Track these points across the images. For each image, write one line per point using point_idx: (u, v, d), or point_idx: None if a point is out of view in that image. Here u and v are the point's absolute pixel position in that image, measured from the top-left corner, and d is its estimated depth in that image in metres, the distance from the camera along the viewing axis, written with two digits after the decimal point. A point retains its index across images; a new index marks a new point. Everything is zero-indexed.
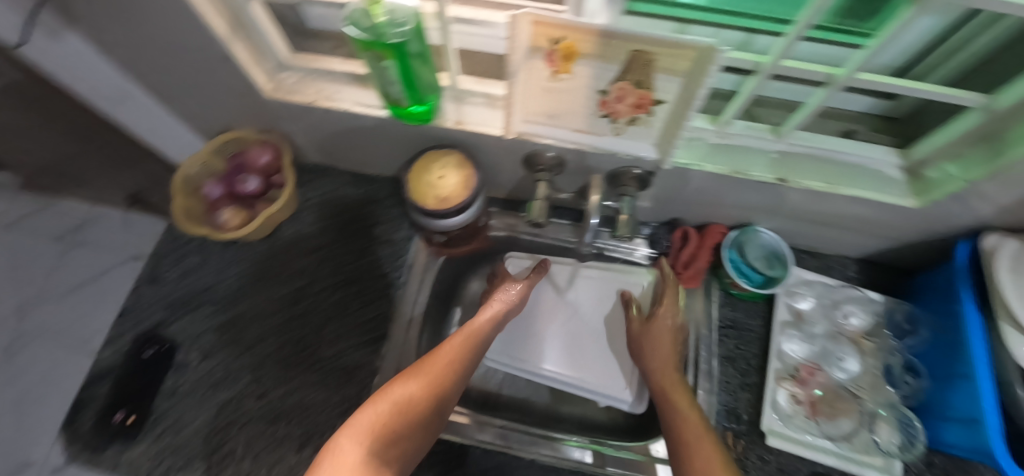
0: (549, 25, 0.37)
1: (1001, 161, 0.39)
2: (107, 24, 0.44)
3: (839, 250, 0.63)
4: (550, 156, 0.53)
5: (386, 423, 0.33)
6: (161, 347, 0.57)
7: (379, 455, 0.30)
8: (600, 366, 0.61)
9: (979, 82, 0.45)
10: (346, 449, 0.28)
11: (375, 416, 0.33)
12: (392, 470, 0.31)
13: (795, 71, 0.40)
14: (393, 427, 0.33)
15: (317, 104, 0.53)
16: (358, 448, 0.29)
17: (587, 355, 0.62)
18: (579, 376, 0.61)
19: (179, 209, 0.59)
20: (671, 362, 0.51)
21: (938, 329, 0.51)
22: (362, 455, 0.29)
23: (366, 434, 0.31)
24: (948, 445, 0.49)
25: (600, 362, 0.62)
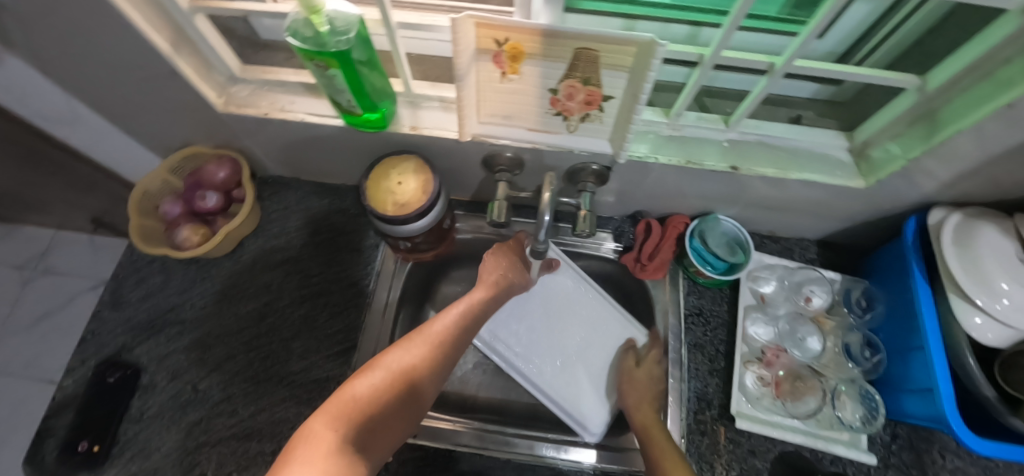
0: (493, 26, 0.38)
1: (938, 138, 0.40)
2: (42, 45, 0.43)
3: (798, 233, 0.65)
4: (508, 156, 0.54)
5: (365, 404, 0.33)
6: (125, 372, 0.55)
7: (354, 440, 0.29)
8: (568, 384, 0.62)
9: (913, 64, 0.47)
10: (319, 433, 0.28)
11: (351, 398, 0.33)
12: (370, 452, 0.31)
13: (737, 61, 0.41)
14: (373, 409, 0.33)
15: (270, 116, 0.52)
16: (333, 432, 0.28)
17: (572, 371, 0.63)
18: (545, 387, 0.62)
19: (135, 230, 0.58)
20: (647, 400, 0.54)
21: (891, 304, 0.53)
22: (337, 438, 0.28)
23: (342, 417, 0.30)
24: (907, 415, 0.50)
25: (570, 382, 0.62)
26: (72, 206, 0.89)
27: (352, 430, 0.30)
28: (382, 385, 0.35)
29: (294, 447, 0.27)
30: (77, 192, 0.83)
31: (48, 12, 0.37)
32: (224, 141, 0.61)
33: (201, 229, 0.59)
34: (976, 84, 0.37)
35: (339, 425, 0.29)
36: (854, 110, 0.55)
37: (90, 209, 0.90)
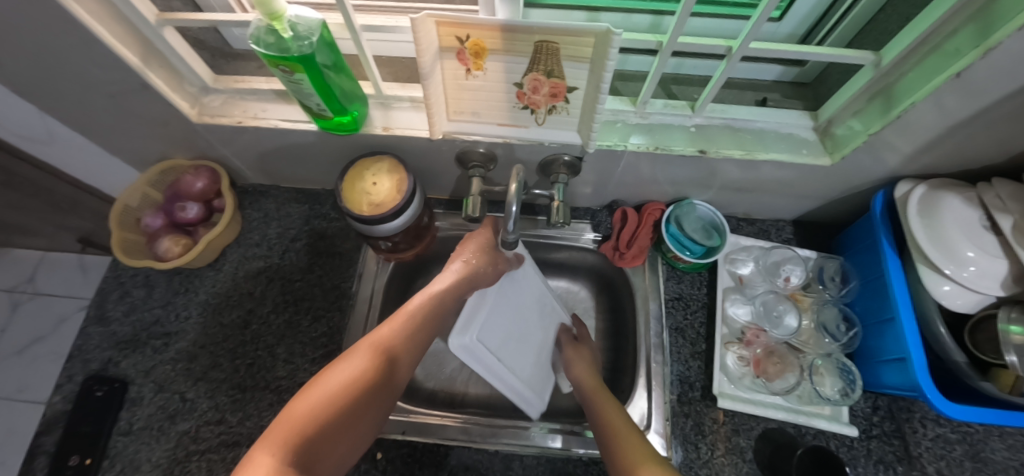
0: (454, 24, 0.39)
1: (895, 112, 0.41)
2: (12, 64, 0.44)
3: (772, 214, 0.66)
4: (481, 152, 0.55)
5: (320, 412, 0.31)
6: (112, 385, 0.55)
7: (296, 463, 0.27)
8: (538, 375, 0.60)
9: (868, 41, 0.49)
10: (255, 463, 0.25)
11: (306, 410, 0.31)
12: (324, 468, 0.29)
13: (694, 46, 0.42)
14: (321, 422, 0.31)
15: (244, 124, 0.53)
16: (269, 460, 0.26)
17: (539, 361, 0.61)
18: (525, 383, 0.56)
19: (117, 244, 0.58)
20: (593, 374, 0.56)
21: (865, 278, 0.55)
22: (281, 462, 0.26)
23: (285, 439, 0.28)
24: (884, 386, 0.51)
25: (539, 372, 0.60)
26: (58, 227, 0.89)
27: (295, 453, 0.27)
28: (333, 394, 0.33)
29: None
30: (61, 213, 0.83)
31: (14, 31, 0.38)
32: (201, 152, 0.61)
33: (182, 240, 0.59)
34: (926, 57, 0.38)
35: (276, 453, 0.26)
36: (818, 90, 0.56)
37: (75, 229, 0.91)
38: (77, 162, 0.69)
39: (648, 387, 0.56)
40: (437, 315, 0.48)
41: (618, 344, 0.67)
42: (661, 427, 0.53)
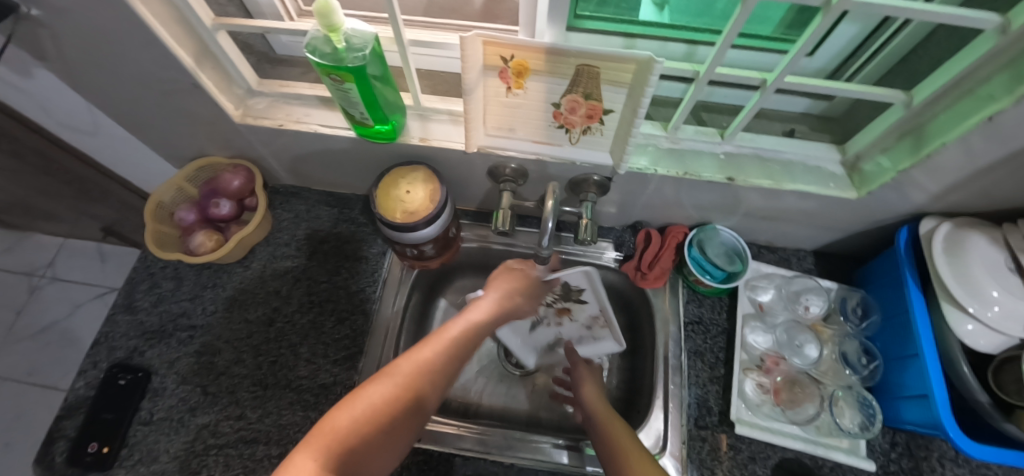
0: (500, 44, 0.41)
1: (925, 151, 0.42)
2: (74, 60, 0.46)
3: (795, 244, 0.66)
4: (513, 167, 0.56)
5: (356, 428, 0.32)
6: (136, 374, 0.56)
7: (341, 470, 0.29)
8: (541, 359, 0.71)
9: (898, 80, 0.50)
10: (299, 464, 0.28)
11: (345, 422, 0.32)
12: None
13: (730, 77, 0.44)
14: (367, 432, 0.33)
15: (285, 127, 0.54)
16: (313, 465, 0.28)
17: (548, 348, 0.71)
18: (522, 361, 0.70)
19: (152, 236, 0.60)
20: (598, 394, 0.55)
21: (888, 313, 0.55)
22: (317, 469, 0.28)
23: (326, 447, 0.30)
24: (904, 422, 0.51)
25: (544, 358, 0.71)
26: (83, 215, 0.91)
27: (338, 462, 0.29)
28: (373, 410, 0.34)
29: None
30: (89, 202, 0.85)
31: (81, 27, 0.40)
32: (238, 151, 0.63)
33: (215, 235, 0.60)
34: (959, 99, 0.39)
35: (322, 458, 0.29)
36: (845, 125, 0.57)
37: (100, 218, 0.92)
38: (115, 153, 0.71)
39: (664, 409, 0.56)
40: (485, 331, 0.51)
41: (634, 364, 0.68)
42: (676, 450, 0.54)
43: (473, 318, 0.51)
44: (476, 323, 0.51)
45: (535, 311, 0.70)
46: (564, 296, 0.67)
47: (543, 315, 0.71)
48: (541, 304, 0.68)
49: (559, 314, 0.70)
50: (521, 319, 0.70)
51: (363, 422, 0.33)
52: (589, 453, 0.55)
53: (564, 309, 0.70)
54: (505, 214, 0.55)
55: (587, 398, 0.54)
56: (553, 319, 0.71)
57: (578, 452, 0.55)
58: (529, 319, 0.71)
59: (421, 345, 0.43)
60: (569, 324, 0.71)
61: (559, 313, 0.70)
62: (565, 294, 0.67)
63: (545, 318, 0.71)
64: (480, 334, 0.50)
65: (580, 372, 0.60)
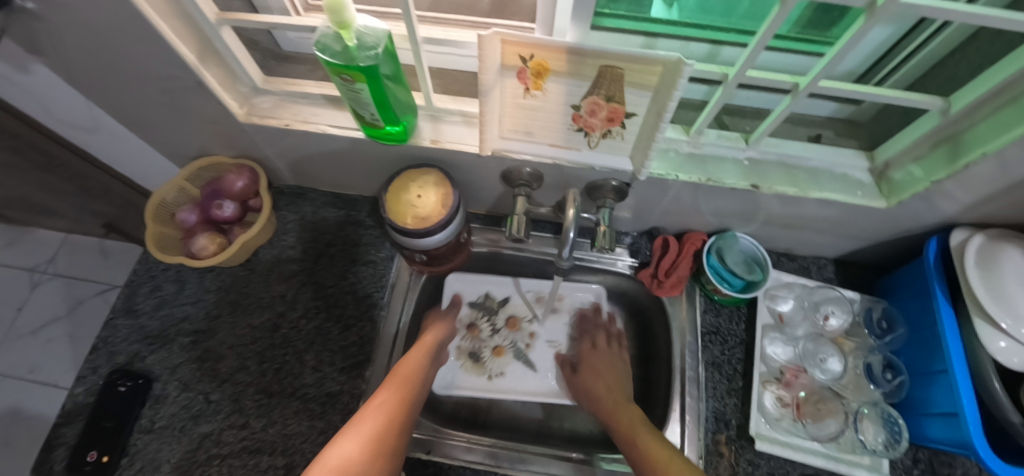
0: (520, 43, 0.38)
1: (961, 162, 0.40)
2: (71, 55, 0.44)
3: (816, 252, 0.65)
4: (528, 171, 0.54)
5: None
6: (137, 381, 0.54)
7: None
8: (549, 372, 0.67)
9: (932, 86, 0.47)
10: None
11: None
12: None
13: (759, 81, 0.42)
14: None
15: (291, 127, 0.52)
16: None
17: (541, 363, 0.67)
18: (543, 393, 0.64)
19: (152, 238, 0.58)
20: (619, 396, 0.55)
21: (913, 327, 0.53)
22: None
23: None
24: (930, 439, 0.50)
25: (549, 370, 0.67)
26: (85, 212, 0.89)
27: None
28: None
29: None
30: (91, 199, 0.83)
31: (77, 21, 0.37)
32: (242, 151, 0.61)
33: (217, 238, 0.59)
34: (1002, 107, 0.36)
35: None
36: (873, 131, 0.55)
37: (102, 215, 0.90)
38: (117, 151, 0.69)
39: (681, 422, 0.55)
40: (426, 374, 0.53)
41: (647, 374, 0.66)
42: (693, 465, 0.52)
43: (414, 361, 0.53)
44: (416, 367, 0.52)
45: (500, 348, 0.68)
46: (485, 309, 0.69)
47: (511, 345, 0.68)
48: (488, 337, 0.69)
49: (512, 327, 0.69)
50: (503, 366, 0.67)
51: None
52: (604, 465, 0.54)
53: (512, 321, 0.69)
54: (520, 218, 0.53)
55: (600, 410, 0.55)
56: (524, 338, 0.69)
57: (593, 465, 0.54)
58: (509, 359, 0.67)
59: (364, 410, 0.45)
60: (535, 326, 0.70)
61: (513, 329, 0.69)
62: (483, 307, 0.69)
63: (517, 345, 0.68)
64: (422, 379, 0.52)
65: (587, 354, 0.62)
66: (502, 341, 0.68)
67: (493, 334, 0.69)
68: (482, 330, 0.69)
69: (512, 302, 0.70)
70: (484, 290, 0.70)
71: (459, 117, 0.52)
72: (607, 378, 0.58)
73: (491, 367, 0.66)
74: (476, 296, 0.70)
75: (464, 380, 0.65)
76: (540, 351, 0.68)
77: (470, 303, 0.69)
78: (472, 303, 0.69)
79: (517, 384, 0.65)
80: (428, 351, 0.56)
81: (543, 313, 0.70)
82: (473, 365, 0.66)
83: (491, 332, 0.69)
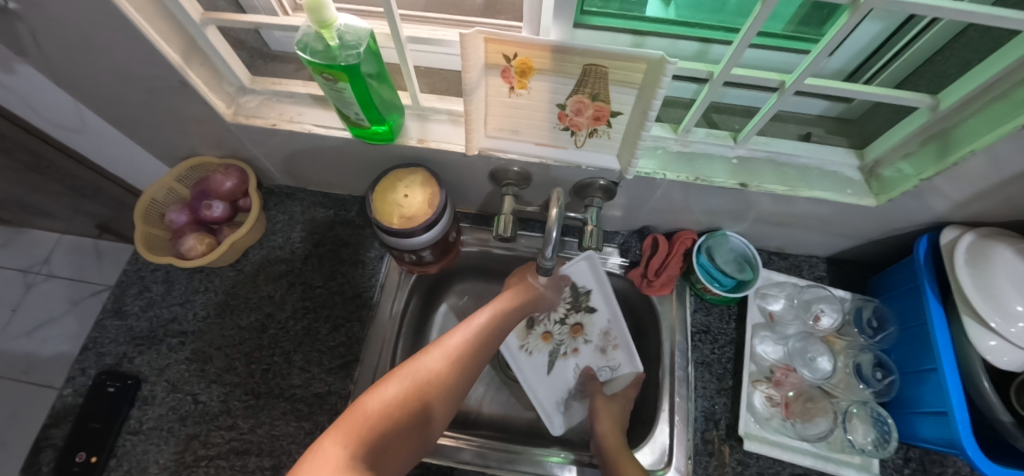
0: (503, 41, 0.38)
1: (950, 159, 0.39)
2: (55, 55, 0.43)
3: (807, 250, 0.64)
4: (515, 171, 0.54)
5: (382, 417, 0.32)
6: (125, 382, 0.54)
7: (366, 458, 0.28)
8: (558, 386, 0.64)
9: (922, 82, 0.47)
10: (329, 450, 0.27)
11: (372, 409, 0.32)
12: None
13: (746, 79, 0.41)
14: (384, 426, 0.32)
15: (278, 127, 0.52)
16: (344, 450, 0.28)
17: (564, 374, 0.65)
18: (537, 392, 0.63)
19: (140, 238, 0.58)
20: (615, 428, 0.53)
21: (904, 325, 0.53)
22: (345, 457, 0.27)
23: (354, 434, 0.29)
24: (921, 439, 0.49)
25: (558, 384, 0.65)
26: (79, 213, 0.89)
27: (365, 447, 0.29)
28: (396, 401, 0.34)
29: (304, 463, 0.26)
30: (83, 200, 0.83)
31: (59, 21, 0.37)
32: (231, 151, 0.61)
33: (206, 238, 0.58)
34: (991, 103, 0.36)
35: (348, 444, 0.28)
36: (863, 128, 0.54)
37: (95, 216, 0.90)
38: (107, 151, 0.69)
39: (671, 421, 0.55)
40: (508, 321, 0.51)
41: None
42: (682, 465, 0.52)
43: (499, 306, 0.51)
44: (500, 310, 0.50)
45: (549, 335, 0.68)
46: (573, 303, 0.67)
47: (559, 341, 0.67)
48: (553, 321, 0.68)
49: (573, 332, 0.67)
50: (538, 349, 0.67)
51: (386, 414, 0.33)
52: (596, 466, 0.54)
53: (577, 327, 0.67)
54: (508, 217, 0.53)
55: (601, 434, 0.52)
56: (570, 346, 0.67)
57: (584, 465, 0.54)
58: (546, 348, 0.67)
59: (446, 336, 0.44)
60: (584, 347, 0.66)
61: (572, 333, 0.68)
62: (575, 299, 0.67)
63: (561, 346, 0.67)
64: (504, 324, 0.49)
65: (597, 403, 0.58)
66: (556, 331, 0.68)
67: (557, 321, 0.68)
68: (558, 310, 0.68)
69: (594, 315, 0.66)
70: (590, 286, 0.66)
71: (446, 116, 0.52)
72: (610, 416, 0.56)
73: (530, 341, 0.67)
74: (581, 284, 0.66)
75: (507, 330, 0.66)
76: (564, 366, 0.66)
77: (571, 286, 0.66)
78: (574, 285, 0.66)
79: (529, 370, 0.65)
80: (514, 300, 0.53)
81: (597, 344, 0.66)
82: (524, 329, 0.67)
83: (558, 319, 0.68)
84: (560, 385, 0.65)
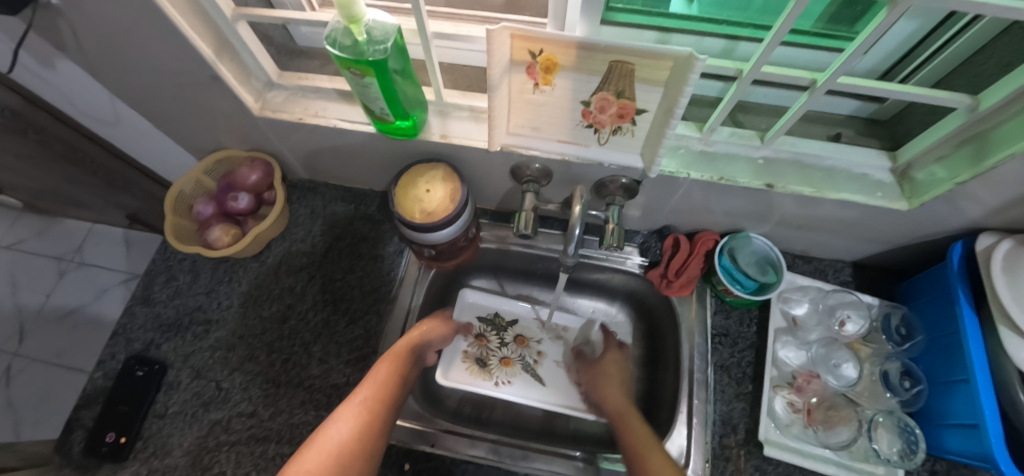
0: (528, 38, 0.38)
1: (987, 163, 0.37)
2: (93, 50, 0.45)
3: (832, 254, 0.63)
4: (536, 167, 0.54)
5: None
6: (152, 367, 0.56)
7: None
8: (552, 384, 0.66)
9: (960, 82, 0.45)
10: None
11: None
12: None
13: (776, 77, 0.40)
14: None
15: (303, 121, 0.53)
16: None
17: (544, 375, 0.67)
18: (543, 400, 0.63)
19: (169, 229, 0.59)
20: (619, 389, 0.58)
21: (934, 334, 0.51)
22: None
23: None
24: (949, 452, 0.48)
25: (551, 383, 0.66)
26: (109, 204, 0.91)
27: None
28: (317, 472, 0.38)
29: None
30: (114, 191, 0.86)
31: (97, 16, 0.38)
32: (256, 144, 0.62)
33: (232, 229, 0.60)
34: None
35: None
36: (896, 130, 0.53)
37: (124, 206, 0.93)
38: (138, 144, 0.71)
39: (688, 424, 0.54)
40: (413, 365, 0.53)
41: (655, 375, 0.66)
42: (699, 469, 0.51)
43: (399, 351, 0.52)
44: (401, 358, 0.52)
45: (508, 359, 0.68)
46: (495, 325, 0.71)
47: (520, 358, 0.69)
48: (496, 348, 0.69)
49: (521, 343, 0.70)
50: (512, 375, 0.67)
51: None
52: (607, 465, 0.53)
53: (519, 338, 0.71)
54: (528, 213, 0.53)
55: (607, 399, 0.56)
56: (531, 355, 0.70)
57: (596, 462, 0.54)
58: (517, 369, 0.68)
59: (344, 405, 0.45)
60: (543, 345, 0.70)
61: (520, 345, 0.70)
62: (493, 323, 0.71)
63: (525, 359, 0.69)
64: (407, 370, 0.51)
65: (591, 370, 0.62)
66: (509, 353, 0.69)
67: (501, 346, 0.70)
68: (490, 339, 0.70)
69: (521, 322, 0.72)
70: (492, 308, 0.72)
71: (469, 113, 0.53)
72: (612, 383, 0.59)
73: (496, 375, 0.66)
74: (485, 312, 0.72)
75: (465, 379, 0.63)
76: (547, 369, 0.68)
77: (479, 319, 0.71)
78: (482, 317, 0.71)
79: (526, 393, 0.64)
80: (416, 343, 0.55)
81: (549, 336, 0.71)
82: (480, 370, 0.65)
83: (499, 343, 0.70)
84: (559, 386, 0.67)
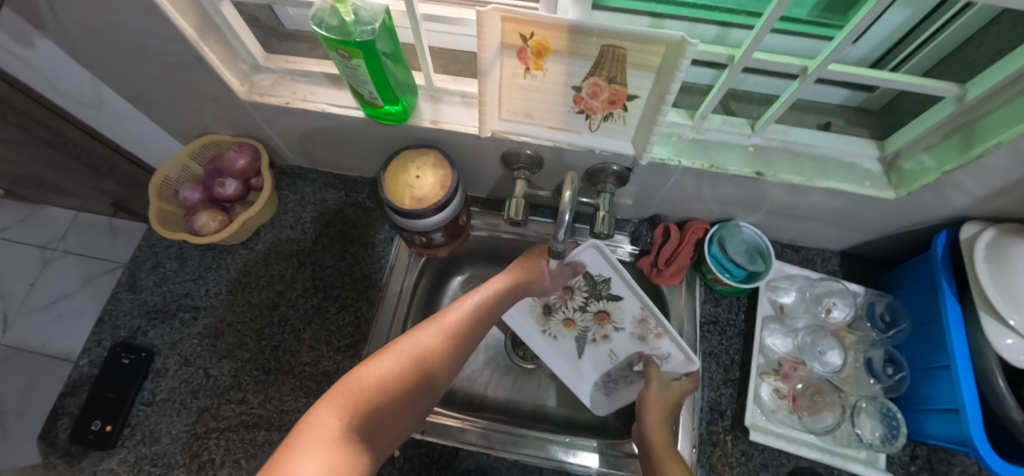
0: (520, 21, 0.37)
1: (973, 151, 0.38)
2: (72, 30, 0.44)
3: (820, 244, 0.63)
4: (528, 154, 0.54)
5: (375, 392, 0.33)
6: (139, 354, 0.55)
7: (359, 430, 0.30)
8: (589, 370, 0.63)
9: (950, 72, 0.45)
10: (324, 422, 0.29)
11: (368, 380, 0.34)
12: (386, 433, 0.33)
13: (768, 64, 0.40)
14: (379, 398, 0.33)
15: (292, 105, 0.52)
16: (331, 425, 0.29)
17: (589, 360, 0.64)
18: (565, 372, 0.64)
19: (154, 215, 0.58)
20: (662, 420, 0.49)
21: (917, 321, 0.52)
22: (340, 427, 0.30)
23: (349, 404, 0.31)
24: (929, 436, 0.49)
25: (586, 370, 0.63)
26: (93, 191, 0.90)
27: (356, 421, 0.31)
28: (388, 378, 0.35)
29: (299, 433, 0.29)
30: (98, 178, 0.84)
31: None
32: (244, 130, 0.61)
33: (218, 216, 0.59)
34: (1017, 95, 0.34)
35: (336, 419, 0.30)
36: (885, 119, 0.53)
37: (109, 194, 0.91)
38: (123, 129, 0.69)
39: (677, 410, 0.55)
40: (505, 301, 0.49)
41: None
42: (687, 454, 0.52)
43: (496, 285, 0.49)
44: (497, 288, 0.48)
45: (572, 321, 0.64)
46: (592, 289, 0.61)
47: (584, 328, 0.64)
48: (573, 308, 0.64)
49: (599, 319, 0.63)
50: (563, 336, 0.65)
51: (383, 388, 0.34)
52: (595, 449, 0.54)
53: (603, 313, 0.62)
54: (519, 198, 0.53)
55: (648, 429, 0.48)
56: (598, 332, 0.64)
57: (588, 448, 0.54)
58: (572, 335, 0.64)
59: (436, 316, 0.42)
60: (617, 334, 0.62)
61: (598, 320, 0.63)
62: (592, 286, 0.61)
63: (587, 333, 0.64)
64: (499, 307, 0.48)
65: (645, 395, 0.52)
66: (579, 318, 0.64)
67: (580, 307, 0.63)
68: (574, 296, 0.63)
69: (621, 302, 0.60)
70: (607, 274, 0.58)
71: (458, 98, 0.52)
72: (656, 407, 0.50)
73: (552, 326, 0.65)
74: (596, 271, 0.59)
75: (522, 318, 0.65)
76: (596, 351, 0.64)
77: (586, 273, 0.60)
78: (587, 274, 0.60)
79: (558, 356, 0.65)
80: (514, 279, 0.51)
81: (633, 332, 0.61)
82: (541, 315, 0.65)
83: (580, 304, 0.63)
84: (598, 369, 0.63)
